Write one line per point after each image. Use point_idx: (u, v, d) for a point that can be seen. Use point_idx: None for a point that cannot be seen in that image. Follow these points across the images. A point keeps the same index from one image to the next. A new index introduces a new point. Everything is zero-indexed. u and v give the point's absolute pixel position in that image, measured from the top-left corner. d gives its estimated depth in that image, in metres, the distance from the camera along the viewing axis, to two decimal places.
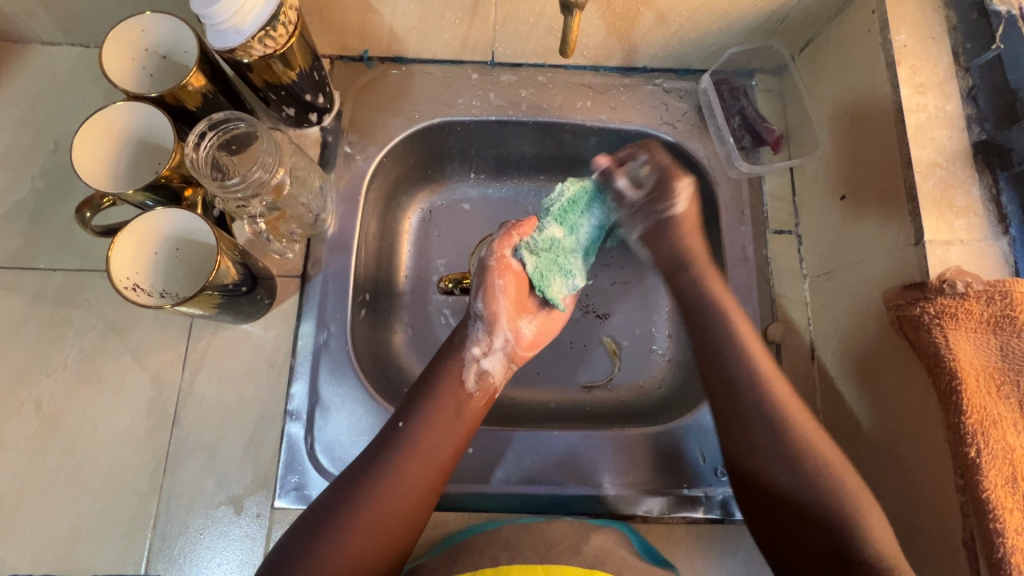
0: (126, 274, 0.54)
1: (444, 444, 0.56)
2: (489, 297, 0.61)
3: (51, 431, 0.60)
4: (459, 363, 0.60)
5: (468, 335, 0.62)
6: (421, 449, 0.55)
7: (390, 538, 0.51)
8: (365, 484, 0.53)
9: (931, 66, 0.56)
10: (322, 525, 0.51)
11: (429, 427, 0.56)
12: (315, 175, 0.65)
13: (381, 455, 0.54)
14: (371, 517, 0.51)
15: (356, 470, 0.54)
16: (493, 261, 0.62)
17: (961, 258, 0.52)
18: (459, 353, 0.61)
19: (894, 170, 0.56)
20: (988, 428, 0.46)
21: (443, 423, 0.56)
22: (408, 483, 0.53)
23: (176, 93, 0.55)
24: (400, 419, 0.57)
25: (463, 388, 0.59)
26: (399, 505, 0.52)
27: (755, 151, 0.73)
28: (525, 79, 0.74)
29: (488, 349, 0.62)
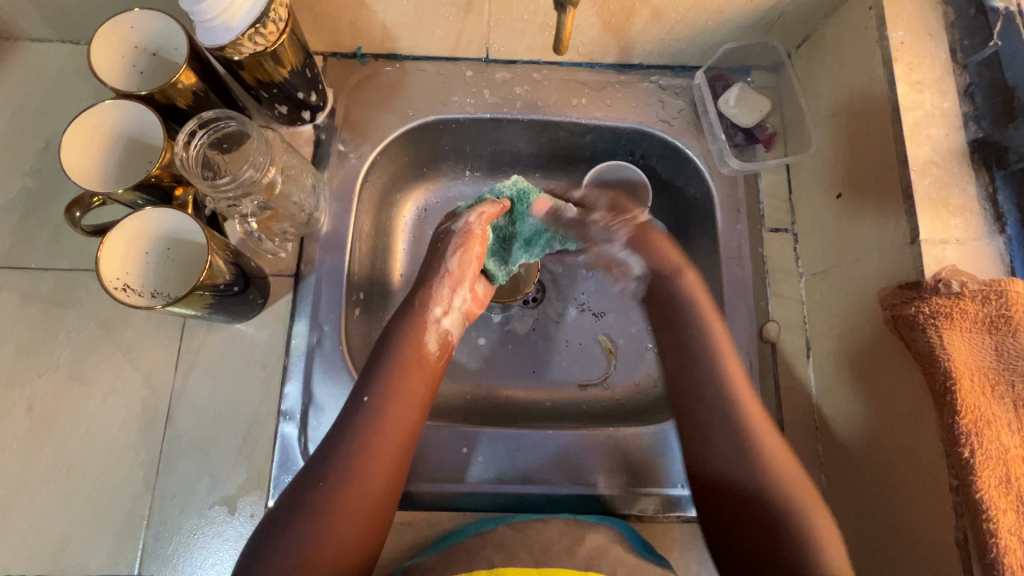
0: (115, 274, 0.54)
1: (412, 403, 0.56)
2: (459, 260, 0.63)
3: (44, 431, 0.60)
4: (422, 328, 0.60)
5: (428, 301, 0.61)
6: (394, 413, 0.54)
7: (369, 510, 0.51)
8: (340, 462, 0.52)
9: (928, 64, 0.56)
10: (301, 510, 0.49)
11: (396, 396, 0.55)
12: (307, 173, 0.64)
13: (353, 428, 0.53)
14: (352, 489, 0.50)
15: (332, 444, 0.53)
16: (468, 225, 0.63)
17: (956, 257, 0.51)
18: (420, 319, 0.60)
19: (889, 169, 0.55)
20: (983, 428, 0.45)
21: (412, 383, 0.57)
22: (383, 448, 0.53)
23: (166, 90, 0.54)
24: (364, 393, 0.55)
25: (427, 352, 0.59)
26: (381, 471, 0.52)
27: (749, 149, 0.73)
28: (520, 76, 0.74)
29: (449, 308, 0.62)
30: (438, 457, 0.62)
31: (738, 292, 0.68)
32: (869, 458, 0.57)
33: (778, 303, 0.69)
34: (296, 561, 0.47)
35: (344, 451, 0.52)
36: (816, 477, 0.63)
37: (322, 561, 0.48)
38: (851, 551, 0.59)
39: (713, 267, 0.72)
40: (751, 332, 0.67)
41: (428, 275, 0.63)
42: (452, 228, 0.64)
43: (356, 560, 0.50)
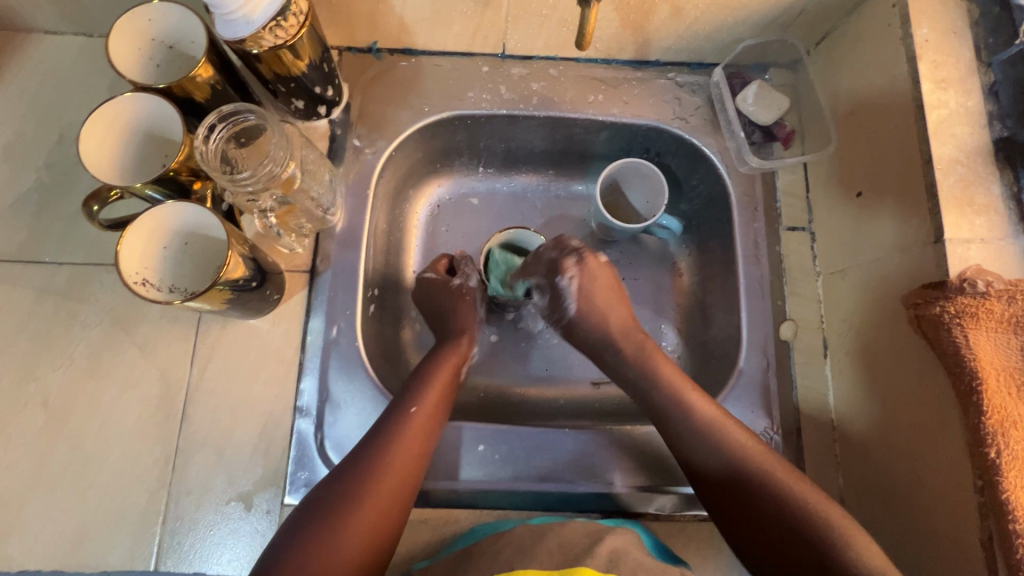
0: (134, 269, 0.53)
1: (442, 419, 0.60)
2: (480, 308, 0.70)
3: (59, 426, 0.60)
4: (458, 356, 0.65)
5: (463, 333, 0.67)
6: (440, 418, 0.59)
7: (391, 523, 0.52)
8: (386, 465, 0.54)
9: (952, 61, 0.55)
10: (345, 502, 0.51)
11: (439, 410, 0.60)
12: (324, 168, 0.64)
13: (381, 439, 0.55)
14: (399, 489, 0.53)
15: (357, 457, 0.54)
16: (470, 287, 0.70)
17: (980, 257, 0.51)
18: (456, 347, 0.66)
19: (912, 168, 0.55)
20: (1009, 428, 0.45)
21: (450, 400, 0.62)
22: (411, 461, 0.55)
23: (185, 84, 0.53)
24: (413, 405, 0.58)
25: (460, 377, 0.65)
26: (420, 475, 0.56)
27: (765, 146, 0.73)
28: (536, 72, 0.73)
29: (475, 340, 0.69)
30: (454, 455, 0.62)
31: (755, 290, 0.68)
32: (887, 458, 0.57)
33: (794, 302, 0.68)
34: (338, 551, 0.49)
35: (369, 464, 0.54)
36: (833, 477, 0.63)
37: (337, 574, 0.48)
38: None
39: (729, 266, 0.71)
40: (768, 331, 0.67)
41: (452, 315, 0.68)
42: (464, 286, 0.69)
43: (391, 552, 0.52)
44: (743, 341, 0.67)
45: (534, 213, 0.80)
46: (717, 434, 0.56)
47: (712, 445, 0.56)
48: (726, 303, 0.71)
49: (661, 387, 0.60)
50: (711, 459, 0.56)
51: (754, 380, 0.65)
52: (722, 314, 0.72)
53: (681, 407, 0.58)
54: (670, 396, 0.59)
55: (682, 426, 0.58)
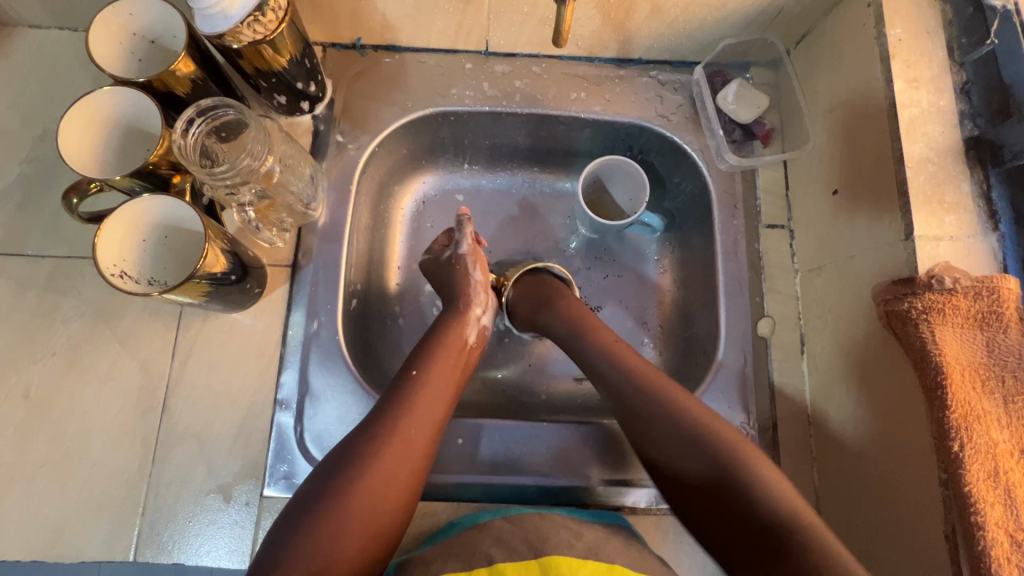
0: (112, 261, 0.54)
1: (441, 400, 0.58)
2: (479, 270, 0.68)
3: (40, 418, 0.60)
4: (463, 322, 0.65)
5: (468, 298, 0.66)
6: (442, 377, 0.59)
7: (391, 510, 0.51)
8: (386, 427, 0.54)
9: (925, 61, 0.56)
10: (348, 462, 0.52)
11: (441, 372, 0.60)
12: (305, 163, 0.64)
13: (375, 425, 0.54)
14: (401, 450, 0.53)
15: (350, 445, 0.53)
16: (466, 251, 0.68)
17: (949, 254, 0.52)
18: (462, 314, 0.65)
19: (885, 166, 0.56)
20: (973, 422, 0.46)
21: (453, 364, 0.62)
22: (409, 445, 0.54)
23: (165, 78, 0.54)
24: (414, 367, 0.60)
25: (467, 343, 0.64)
26: (423, 437, 0.55)
27: (746, 145, 0.73)
28: (520, 69, 0.74)
29: (485, 306, 0.67)
30: None
31: (734, 287, 0.69)
32: (858, 453, 0.58)
33: (772, 298, 0.69)
34: (341, 513, 0.49)
35: (364, 451, 0.52)
36: (808, 472, 0.64)
37: (339, 567, 0.47)
38: None
39: (709, 262, 0.72)
40: (746, 327, 0.68)
41: (454, 289, 0.67)
42: (453, 255, 0.68)
43: (402, 516, 0.52)
44: (721, 337, 0.67)
45: (518, 210, 0.81)
46: (684, 422, 0.56)
47: (683, 435, 0.56)
48: (706, 299, 0.72)
49: (633, 378, 0.60)
50: (678, 446, 0.56)
51: (731, 376, 0.66)
52: (703, 310, 0.72)
53: (650, 397, 0.58)
54: (638, 384, 0.59)
55: (653, 415, 0.57)
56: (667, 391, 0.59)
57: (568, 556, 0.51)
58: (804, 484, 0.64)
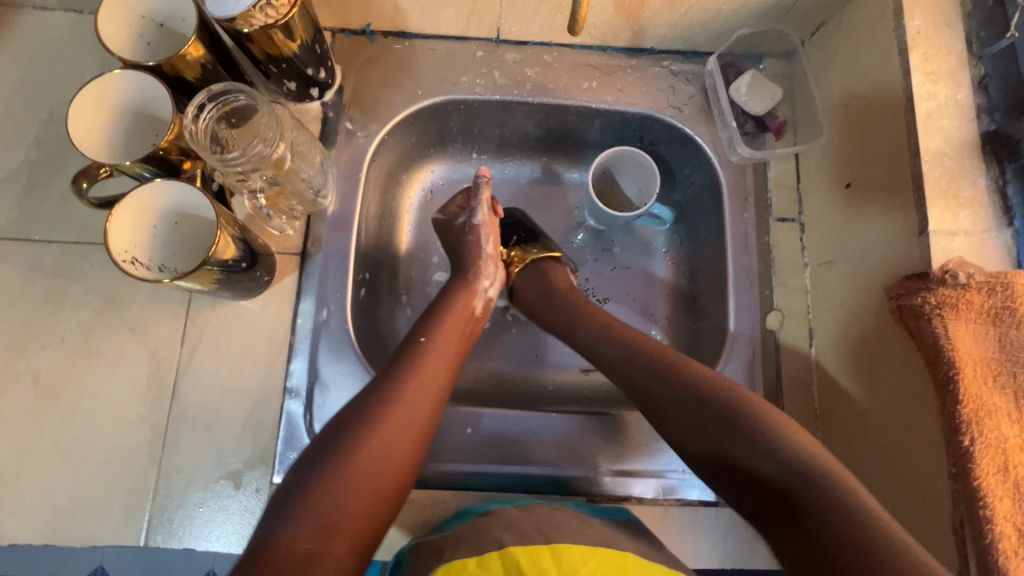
0: (123, 246, 0.53)
1: (446, 366, 0.58)
2: (491, 242, 0.68)
3: (50, 403, 0.60)
4: (471, 292, 0.65)
5: (478, 269, 0.67)
6: (447, 343, 0.60)
7: (399, 471, 0.51)
8: (393, 389, 0.54)
9: (943, 54, 0.56)
10: (356, 423, 0.51)
11: (446, 338, 0.60)
12: (316, 151, 0.64)
13: (383, 390, 0.54)
14: (407, 414, 0.53)
15: (355, 409, 0.53)
16: (484, 219, 0.68)
17: (963, 249, 0.51)
18: (471, 284, 0.66)
19: (901, 159, 0.55)
20: (984, 417, 0.46)
21: (458, 332, 0.62)
22: (417, 408, 0.54)
23: (174, 63, 0.53)
24: (421, 335, 0.60)
25: (472, 310, 0.64)
26: (429, 401, 0.55)
27: (758, 137, 0.73)
28: (530, 57, 0.73)
29: (494, 281, 0.68)
30: (440, 436, 0.63)
31: (743, 280, 0.69)
32: (865, 447, 0.58)
33: (781, 292, 0.69)
34: (348, 471, 0.48)
35: (372, 413, 0.52)
36: None
37: (349, 523, 0.47)
38: None
39: (718, 255, 0.72)
40: (755, 320, 0.68)
41: (463, 260, 0.67)
42: (469, 222, 0.68)
43: (408, 479, 0.52)
44: (730, 330, 0.67)
45: (527, 200, 0.80)
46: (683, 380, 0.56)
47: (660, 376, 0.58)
48: (714, 292, 0.72)
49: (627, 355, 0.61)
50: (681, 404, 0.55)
51: (739, 369, 0.66)
52: (711, 303, 0.72)
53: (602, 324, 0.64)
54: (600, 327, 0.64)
55: (654, 378, 0.58)
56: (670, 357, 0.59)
57: (575, 545, 0.49)
58: None
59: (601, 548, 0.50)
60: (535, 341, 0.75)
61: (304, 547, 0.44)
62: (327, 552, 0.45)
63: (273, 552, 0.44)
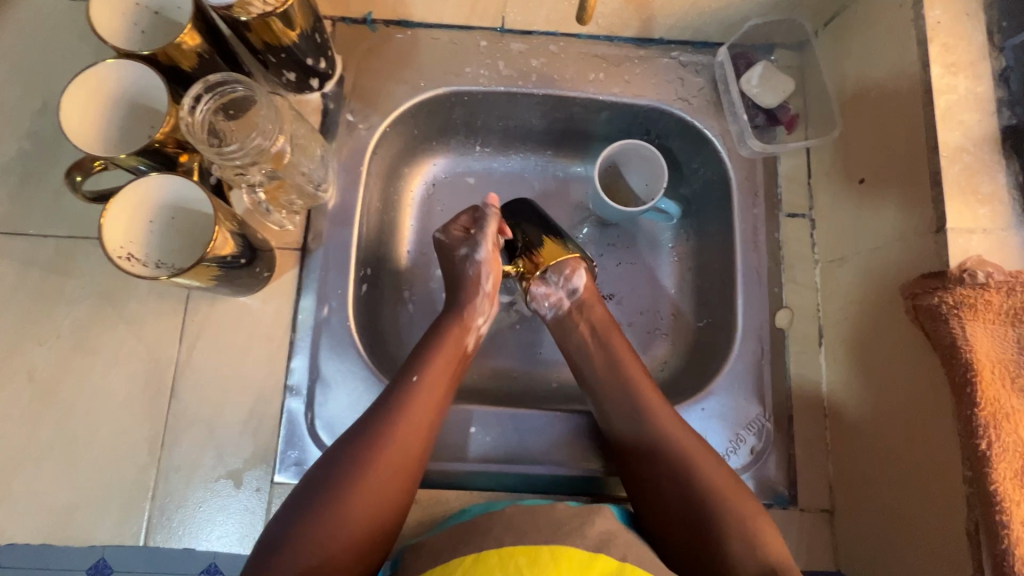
0: (120, 243, 0.52)
1: (441, 393, 0.57)
2: (490, 280, 0.64)
3: (47, 400, 0.59)
4: (463, 328, 0.62)
5: (473, 305, 0.63)
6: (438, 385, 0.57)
7: (382, 523, 0.50)
8: (379, 438, 0.52)
9: (964, 45, 0.54)
10: (338, 475, 0.50)
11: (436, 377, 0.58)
12: (316, 143, 0.62)
13: (375, 423, 0.54)
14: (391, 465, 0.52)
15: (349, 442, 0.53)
16: (483, 253, 0.64)
17: (982, 248, 0.50)
18: (463, 321, 0.63)
19: (918, 154, 0.54)
20: (1002, 421, 0.45)
21: (449, 369, 0.59)
22: (402, 457, 0.52)
23: (170, 52, 0.51)
24: (411, 372, 0.58)
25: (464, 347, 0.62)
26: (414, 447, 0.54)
27: (769, 130, 0.71)
28: (536, 48, 0.71)
29: (488, 316, 0.64)
30: (444, 434, 0.62)
31: (752, 277, 0.67)
32: (876, 447, 0.57)
33: (791, 289, 0.68)
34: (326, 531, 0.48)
35: (364, 447, 0.52)
36: (823, 464, 0.63)
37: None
38: (853, 539, 0.59)
39: (727, 251, 0.71)
40: (764, 318, 0.66)
41: (458, 294, 0.64)
42: (470, 256, 0.64)
43: (392, 528, 0.51)
44: (738, 328, 0.66)
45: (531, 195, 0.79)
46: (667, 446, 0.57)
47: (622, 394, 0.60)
48: (722, 290, 0.71)
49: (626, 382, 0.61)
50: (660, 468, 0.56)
51: (747, 367, 0.65)
52: (719, 300, 0.71)
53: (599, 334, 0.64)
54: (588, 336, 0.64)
55: (618, 392, 0.61)
56: (666, 410, 0.59)
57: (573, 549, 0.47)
58: (818, 476, 0.63)
59: (600, 556, 0.47)
60: (541, 338, 0.74)
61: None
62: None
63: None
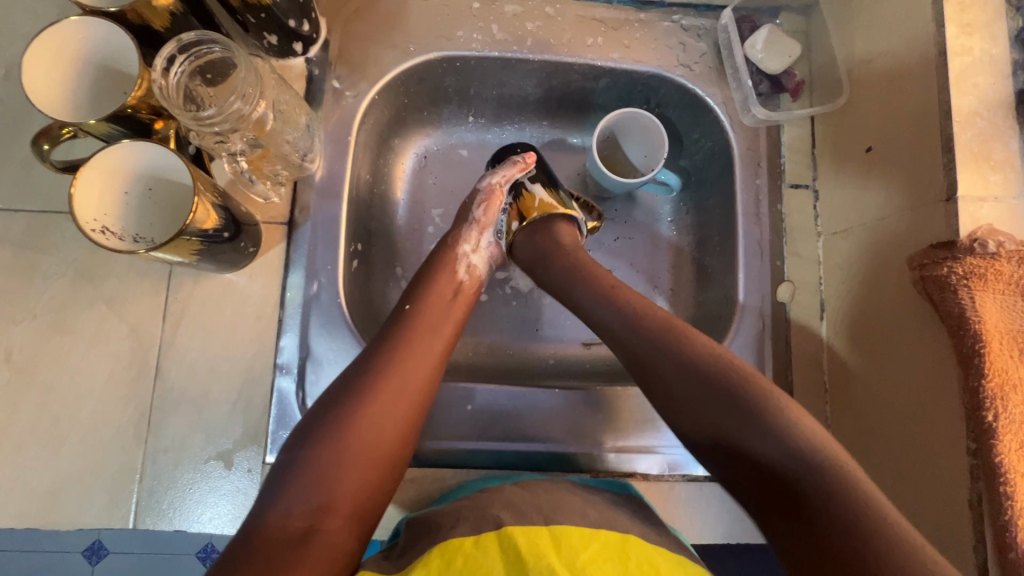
0: (92, 216, 0.49)
1: (440, 338, 0.56)
2: (484, 210, 0.64)
3: (25, 383, 0.57)
4: (452, 256, 0.62)
5: (461, 232, 0.64)
6: (433, 311, 0.57)
7: (392, 447, 0.50)
8: (375, 364, 0.52)
9: (980, 4, 0.51)
10: (344, 397, 0.50)
11: (429, 308, 0.57)
12: (300, 111, 0.59)
13: (372, 362, 0.52)
14: (393, 386, 0.51)
15: (345, 383, 0.51)
16: (494, 185, 0.65)
17: (993, 216, 0.49)
18: (452, 247, 0.63)
19: (929, 120, 0.52)
20: (1009, 392, 0.44)
21: (441, 301, 0.59)
22: (405, 380, 0.52)
23: (140, 10, 0.47)
24: (406, 302, 0.58)
25: (454, 277, 0.61)
26: (417, 368, 0.53)
27: (773, 98, 0.68)
28: (531, 10, 0.68)
29: (477, 246, 0.64)
30: (438, 412, 0.61)
31: (754, 249, 0.66)
32: (878, 422, 0.57)
33: (794, 263, 0.66)
34: (329, 449, 0.48)
35: (361, 387, 0.51)
36: None
37: (341, 505, 0.47)
38: None
39: (728, 224, 0.69)
40: (765, 292, 0.65)
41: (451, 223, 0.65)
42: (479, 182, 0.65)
43: (404, 453, 0.51)
44: (739, 302, 0.65)
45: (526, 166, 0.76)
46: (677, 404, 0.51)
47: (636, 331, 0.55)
48: (723, 263, 0.69)
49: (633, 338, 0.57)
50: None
51: (748, 342, 0.64)
52: (719, 274, 0.69)
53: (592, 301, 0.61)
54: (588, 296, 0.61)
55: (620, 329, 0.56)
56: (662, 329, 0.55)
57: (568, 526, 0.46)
58: None
59: (600, 532, 0.46)
60: (533, 315, 0.73)
61: (298, 526, 0.45)
62: (320, 532, 0.45)
63: (269, 528, 0.44)
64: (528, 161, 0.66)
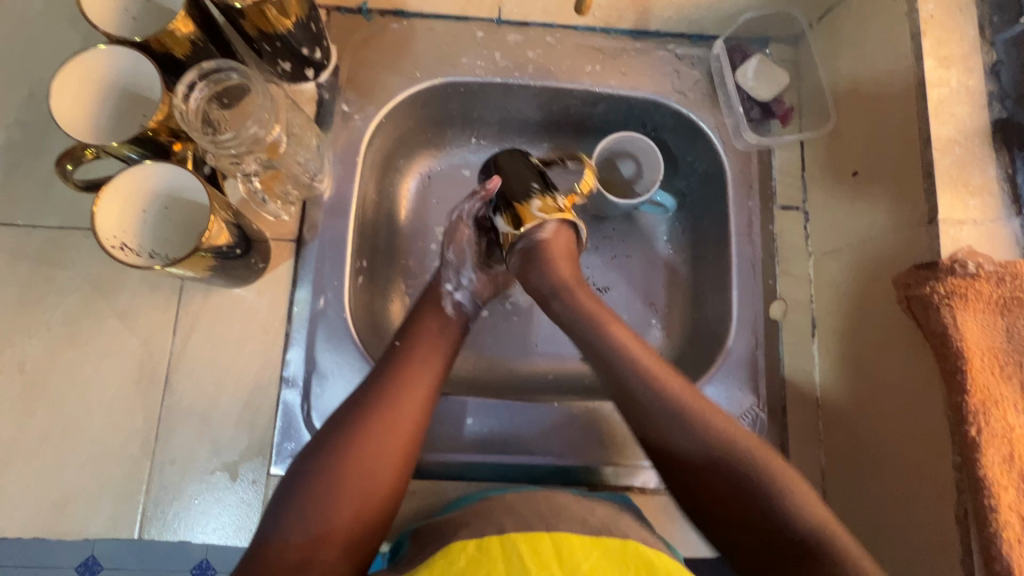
0: (112, 233, 0.51)
1: (432, 368, 0.58)
2: (455, 251, 0.65)
3: (38, 393, 0.58)
4: (434, 299, 0.64)
5: (440, 276, 0.65)
6: (424, 345, 0.59)
7: (391, 478, 0.51)
8: (375, 396, 0.54)
9: (956, 39, 0.55)
10: (343, 428, 0.52)
11: (422, 343, 0.59)
12: (311, 133, 0.62)
13: (372, 393, 0.54)
14: (389, 418, 0.53)
15: (346, 413, 0.53)
16: (456, 222, 0.66)
17: (973, 239, 0.51)
18: (434, 290, 0.65)
19: (910, 147, 0.55)
20: (991, 407, 0.46)
21: (433, 337, 0.60)
22: (402, 412, 0.54)
23: (163, 39, 0.50)
24: (398, 339, 0.60)
25: (442, 315, 0.63)
26: (412, 401, 0.55)
27: (764, 123, 0.71)
28: (532, 39, 0.71)
29: (459, 283, 0.65)
30: (440, 426, 0.62)
31: (747, 268, 0.68)
32: (868, 437, 0.58)
33: (785, 281, 0.68)
34: (326, 481, 0.49)
35: (360, 417, 0.52)
36: (816, 453, 0.64)
37: (337, 535, 0.47)
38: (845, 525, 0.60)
39: (721, 243, 0.71)
40: (759, 309, 0.67)
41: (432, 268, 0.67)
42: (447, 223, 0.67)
43: (400, 485, 0.52)
44: (734, 320, 0.67)
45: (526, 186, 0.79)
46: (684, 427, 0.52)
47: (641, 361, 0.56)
48: (717, 281, 0.71)
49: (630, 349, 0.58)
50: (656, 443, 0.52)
51: (742, 357, 0.66)
52: (714, 291, 0.72)
53: None
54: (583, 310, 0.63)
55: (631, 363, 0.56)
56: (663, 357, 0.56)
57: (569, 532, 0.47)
58: (811, 465, 0.64)
59: (601, 536, 0.47)
60: (532, 331, 0.75)
61: (296, 556, 0.46)
62: (317, 561, 0.46)
63: (269, 556, 0.45)
64: (489, 188, 0.63)
